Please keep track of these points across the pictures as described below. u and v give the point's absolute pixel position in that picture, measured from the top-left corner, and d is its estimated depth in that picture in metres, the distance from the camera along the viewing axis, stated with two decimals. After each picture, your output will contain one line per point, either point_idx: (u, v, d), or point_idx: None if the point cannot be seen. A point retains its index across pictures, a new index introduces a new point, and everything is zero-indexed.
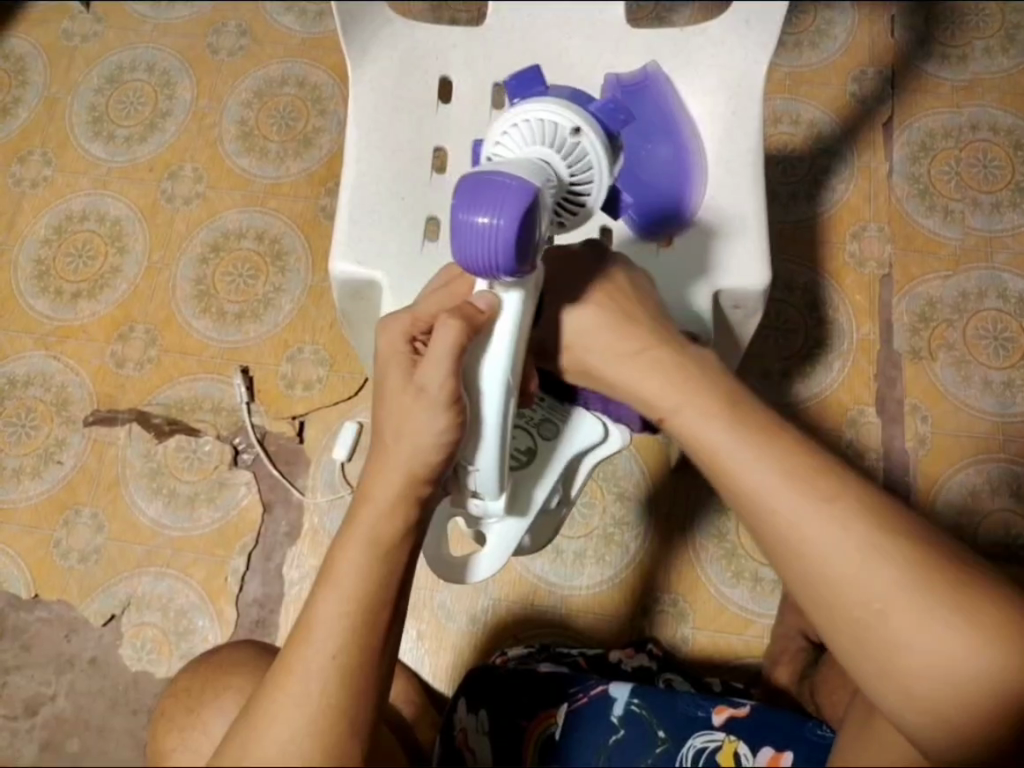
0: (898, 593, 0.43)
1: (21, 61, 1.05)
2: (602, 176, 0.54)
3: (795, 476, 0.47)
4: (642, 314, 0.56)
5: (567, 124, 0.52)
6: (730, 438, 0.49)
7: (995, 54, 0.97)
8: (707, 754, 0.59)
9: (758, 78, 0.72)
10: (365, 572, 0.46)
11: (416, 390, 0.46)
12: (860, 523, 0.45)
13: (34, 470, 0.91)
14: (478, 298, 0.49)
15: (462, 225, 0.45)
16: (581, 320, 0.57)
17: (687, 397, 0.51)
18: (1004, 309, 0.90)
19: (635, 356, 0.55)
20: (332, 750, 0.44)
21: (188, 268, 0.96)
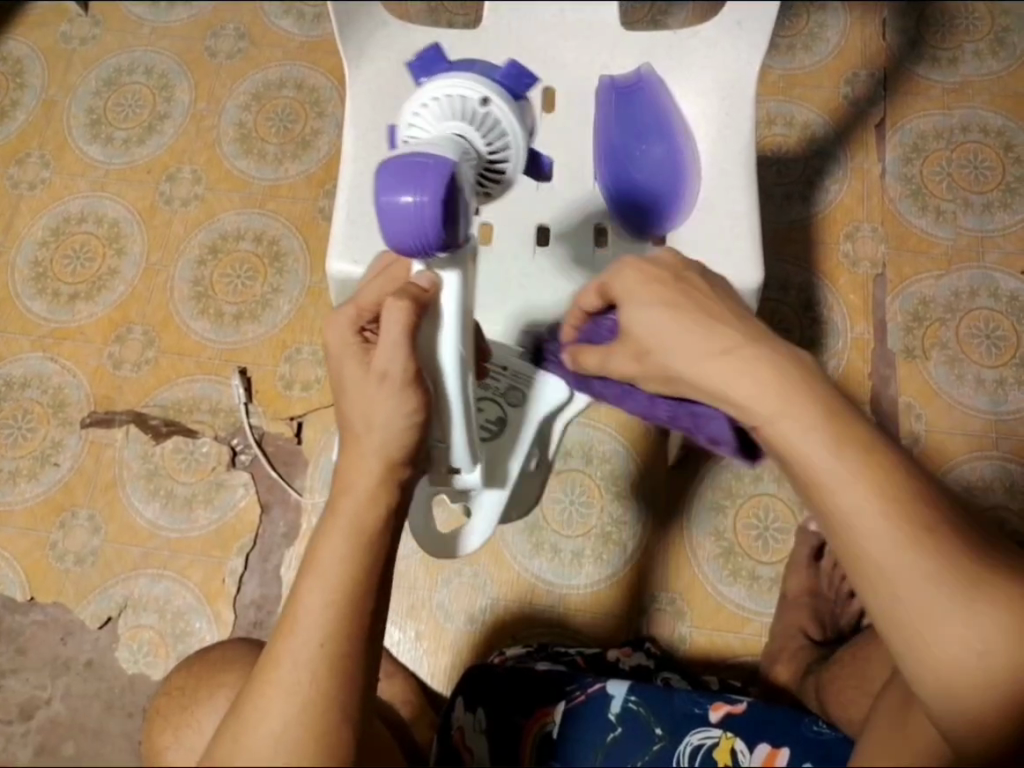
0: (976, 608, 0.41)
1: (20, 64, 1.05)
2: (519, 147, 0.57)
3: (899, 504, 0.41)
4: (722, 312, 0.47)
5: (475, 95, 0.55)
6: (828, 454, 0.42)
7: (985, 57, 0.99)
8: (704, 751, 0.59)
9: (751, 80, 0.74)
10: (350, 557, 0.46)
11: (378, 376, 0.46)
12: (954, 562, 0.41)
13: (31, 471, 0.90)
14: (419, 278, 0.48)
15: (387, 207, 0.45)
16: (655, 323, 0.48)
17: (781, 406, 0.43)
18: (996, 308, 0.91)
19: (720, 356, 0.45)
20: (326, 738, 0.43)
21: (186, 269, 0.97)
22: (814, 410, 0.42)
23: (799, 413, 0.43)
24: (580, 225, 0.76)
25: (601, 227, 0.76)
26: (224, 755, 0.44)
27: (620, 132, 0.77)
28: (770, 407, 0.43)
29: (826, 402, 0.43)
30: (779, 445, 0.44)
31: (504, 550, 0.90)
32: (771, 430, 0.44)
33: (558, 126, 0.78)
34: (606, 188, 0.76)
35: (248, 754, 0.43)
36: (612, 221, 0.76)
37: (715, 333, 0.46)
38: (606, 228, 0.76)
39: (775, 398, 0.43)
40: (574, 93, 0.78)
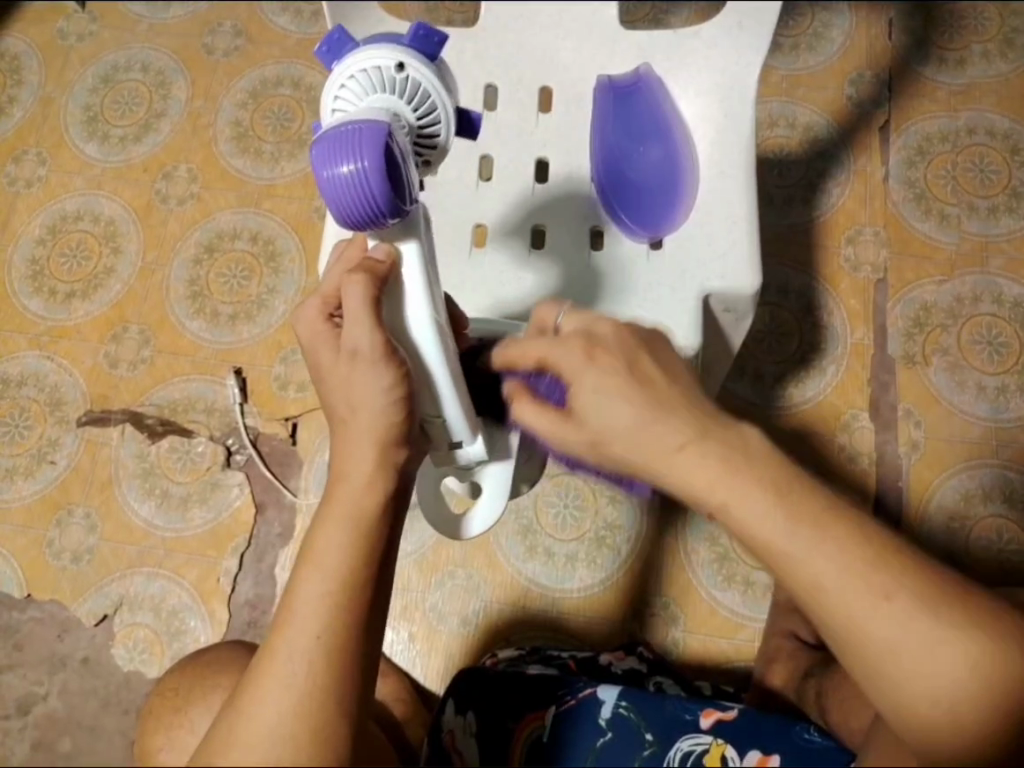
0: (935, 634, 0.40)
1: (16, 61, 1.05)
2: (446, 109, 0.52)
3: (853, 566, 0.40)
4: (675, 397, 0.43)
5: (388, 63, 0.50)
6: (786, 534, 0.40)
7: (993, 58, 0.97)
8: (694, 757, 0.58)
9: (751, 82, 0.73)
10: (346, 548, 0.45)
11: (349, 356, 0.47)
12: (907, 608, 0.40)
13: (28, 469, 0.91)
14: (375, 250, 0.50)
15: (329, 181, 0.46)
16: (614, 415, 0.43)
17: (739, 491, 0.41)
18: (999, 314, 0.89)
19: (675, 452, 0.42)
20: (321, 732, 0.42)
21: (182, 269, 0.96)
22: (766, 490, 0.41)
23: (756, 493, 0.41)
24: (574, 228, 0.74)
25: (595, 228, 0.74)
26: (220, 744, 0.43)
27: (618, 133, 0.76)
28: (728, 494, 0.41)
29: (777, 480, 0.41)
30: (743, 533, 0.41)
31: (498, 551, 0.90)
32: (725, 515, 0.42)
33: (555, 129, 0.77)
34: (601, 187, 0.75)
35: (244, 745, 0.42)
36: (607, 221, 0.74)
37: (667, 425, 0.42)
38: (602, 229, 0.74)
39: (729, 484, 0.41)
40: (570, 93, 0.77)
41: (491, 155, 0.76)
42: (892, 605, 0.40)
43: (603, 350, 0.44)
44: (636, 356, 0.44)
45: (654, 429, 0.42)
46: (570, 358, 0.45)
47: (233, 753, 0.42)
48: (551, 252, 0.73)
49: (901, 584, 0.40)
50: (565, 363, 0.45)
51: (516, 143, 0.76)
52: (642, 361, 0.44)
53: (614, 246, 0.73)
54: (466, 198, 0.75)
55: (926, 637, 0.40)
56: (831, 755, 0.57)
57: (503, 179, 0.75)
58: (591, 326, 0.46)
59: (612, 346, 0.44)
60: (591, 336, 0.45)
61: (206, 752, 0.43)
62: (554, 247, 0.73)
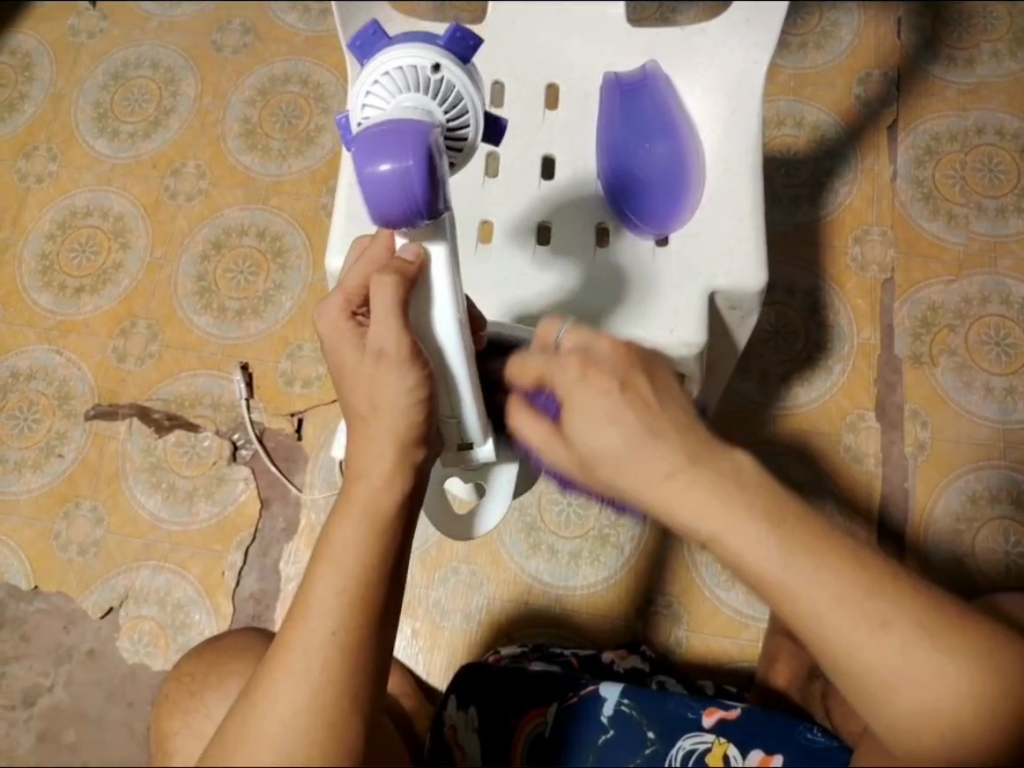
0: (930, 660, 0.40)
1: (27, 58, 1.06)
2: (478, 111, 0.52)
3: (848, 596, 0.39)
4: (666, 423, 0.41)
5: (424, 62, 0.50)
6: (780, 567, 0.39)
7: (1003, 57, 0.96)
8: (696, 755, 0.58)
9: (758, 79, 0.73)
10: (361, 546, 0.45)
11: (374, 355, 0.46)
12: (904, 635, 0.39)
13: (35, 462, 0.92)
14: (404, 250, 0.49)
15: (369, 178, 0.46)
16: (602, 440, 0.42)
17: (732, 521, 0.40)
18: (1007, 315, 0.89)
19: (663, 480, 0.41)
20: (335, 727, 0.43)
21: (191, 264, 0.97)
22: (761, 520, 0.39)
23: (749, 523, 0.39)
24: (580, 226, 0.74)
25: (602, 225, 0.74)
26: (236, 735, 0.43)
27: (625, 130, 0.76)
28: (720, 523, 0.40)
29: (770, 510, 0.40)
30: (737, 564, 0.40)
31: (502, 548, 0.90)
32: (717, 544, 0.41)
33: (562, 126, 0.77)
34: (607, 183, 0.75)
35: (257, 741, 0.42)
36: (614, 217, 0.74)
37: (657, 452, 0.41)
38: (608, 227, 0.74)
39: (721, 514, 0.40)
40: (577, 91, 0.78)
41: (497, 153, 0.76)
42: (888, 635, 0.39)
43: (596, 368, 0.43)
44: (631, 378, 0.42)
45: (646, 456, 0.41)
46: (565, 374, 0.43)
47: (248, 745, 0.42)
48: (557, 249, 0.73)
49: (898, 612, 0.40)
50: (561, 380, 0.44)
51: (523, 141, 0.76)
52: (637, 384, 0.42)
53: (620, 244, 0.73)
54: (471, 195, 0.75)
55: (921, 664, 0.39)
56: (832, 754, 0.57)
57: (510, 176, 0.75)
58: (591, 342, 0.44)
59: (608, 363, 0.43)
60: (588, 352, 0.43)
61: (218, 745, 0.44)
62: (559, 245, 0.73)
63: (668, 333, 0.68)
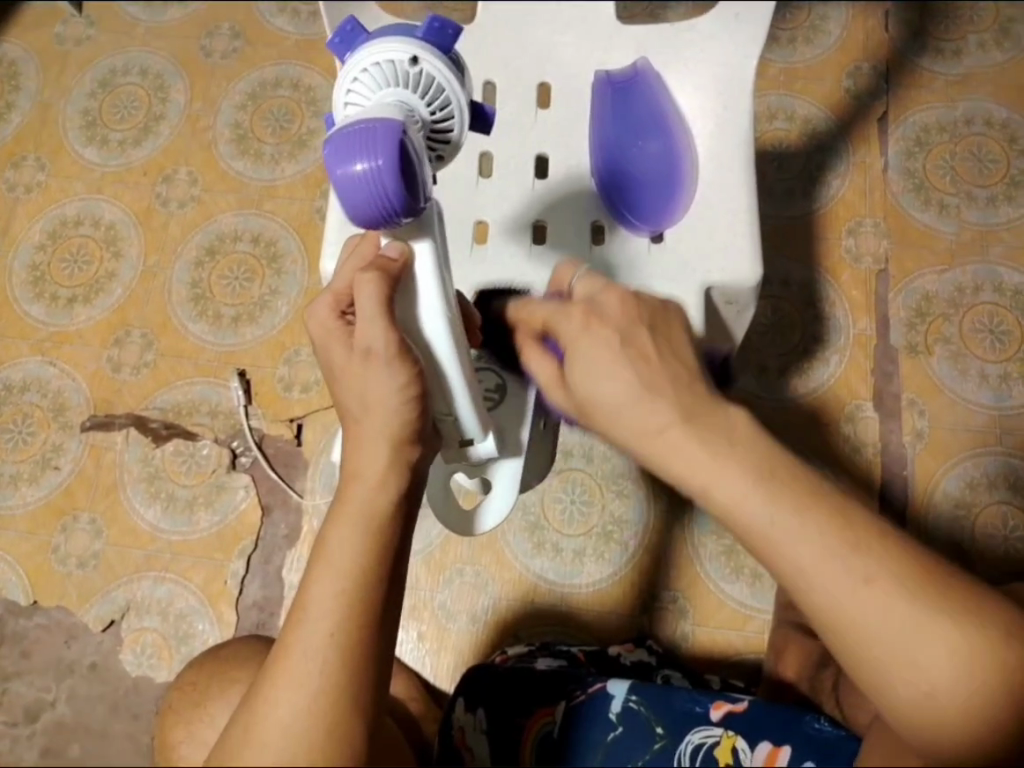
0: (921, 621, 0.38)
1: (13, 66, 1.04)
2: (460, 103, 0.51)
3: (836, 547, 0.39)
4: (661, 376, 0.43)
5: (402, 56, 0.49)
6: (766, 516, 0.40)
7: (989, 48, 0.98)
8: (705, 750, 0.57)
9: (749, 74, 0.73)
10: (356, 547, 0.44)
11: (363, 354, 0.46)
12: (893, 591, 0.39)
13: (32, 475, 0.90)
14: (388, 249, 0.49)
15: (342, 179, 0.45)
16: (600, 390, 0.43)
17: (722, 473, 0.41)
18: (1000, 303, 0.90)
19: (655, 434, 0.42)
20: (337, 730, 0.41)
21: (184, 272, 0.96)
22: (747, 470, 0.40)
23: (737, 475, 0.40)
24: (575, 223, 0.74)
25: (597, 223, 0.74)
26: (236, 743, 0.41)
27: (617, 128, 0.76)
28: (708, 476, 0.41)
29: (756, 461, 0.41)
30: (725, 517, 0.41)
31: (505, 547, 0.90)
32: (708, 498, 0.41)
33: (555, 124, 0.77)
34: (600, 182, 0.75)
35: (259, 746, 0.41)
36: (608, 217, 0.74)
37: (651, 405, 0.42)
38: (603, 224, 0.74)
39: (709, 466, 0.41)
40: (570, 89, 0.78)
41: (491, 152, 0.76)
42: (876, 592, 0.39)
43: (600, 320, 0.44)
44: (631, 331, 0.44)
45: (644, 399, 0.42)
46: (569, 327, 0.45)
47: (250, 751, 0.41)
48: (553, 246, 0.73)
49: (887, 570, 0.39)
50: (566, 332, 0.46)
51: (517, 139, 0.76)
52: (636, 335, 0.44)
53: (617, 242, 0.73)
54: (467, 195, 0.75)
55: (907, 622, 0.38)
56: (840, 745, 0.56)
57: (505, 175, 0.75)
58: (597, 295, 0.46)
59: (610, 316, 0.44)
60: (593, 306, 0.45)
61: (219, 753, 0.42)
62: (556, 242, 0.73)
63: None
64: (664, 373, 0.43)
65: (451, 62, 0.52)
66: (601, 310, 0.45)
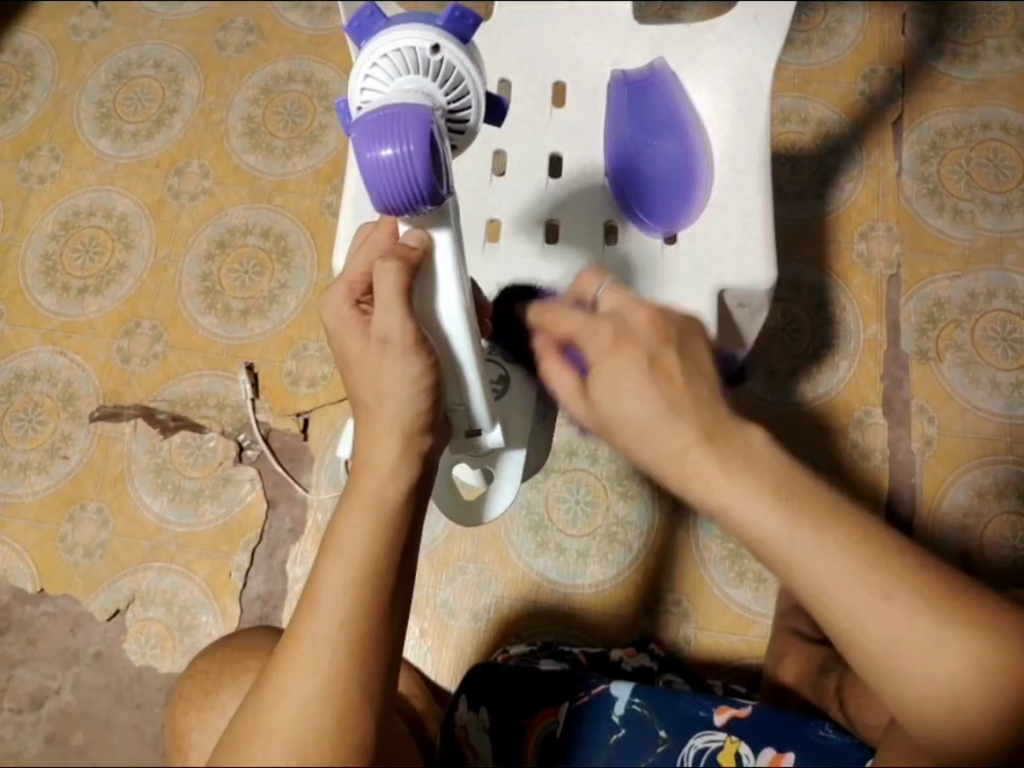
0: (941, 635, 0.38)
1: (29, 58, 1.05)
2: (478, 94, 0.51)
3: (857, 561, 0.39)
4: (686, 395, 0.42)
5: (423, 44, 0.49)
6: (787, 536, 0.39)
7: (1007, 53, 0.97)
8: (708, 755, 0.57)
9: (766, 76, 0.72)
10: (369, 537, 0.43)
11: (379, 344, 0.46)
12: (912, 605, 0.39)
13: (40, 465, 0.91)
14: (407, 237, 0.49)
15: (371, 163, 0.46)
16: (628, 407, 0.43)
17: (741, 491, 0.40)
18: (1013, 310, 0.89)
19: (677, 452, 0.42)
20: (348, 718, 0.41)
21: (195, 264, 0.97)
22: (767, 490, 0.40)
23: (755, 495, 0.40)
24: (587, 222, 0.74)
25: (610, 223, 0.74)
26: (245, 731, 0.41)
27: (632, 128, 0.76)
28: (726, 496, 0.40)
29: (775, 481, 0.40)
30: (744, 535, 0.40)
31: (508, 546, 0.90)
32: (727, 517, 0.41)
33: (570, 124, 0.77)
34: (613, 182, 0.75)
35: (267, 733, 0.40)
36: (621, 216, 0.74)
37: (675, 427, 0.42)
38: (616, 224, 0.74)
39: (730, 487, 0.40)
40: (586, 87, 0.77)
41: (504, 151, 0.76)
42: (896, 606, 0.38)
43: (629, 339, 0.44)
44: (659, 351, 0.44)
45: (664, 412, 0.42)
46: (597, 340, 0.45)
47: (257, 740, 0.40)
48: (564, 245, 0.73)
49: (906, 584, 0.39)
50: (592, 346, 0.46)
51: (531, 138, 0.76)
52: (665, 357, 0.44)
53: (630, 241, 0.73)
54: (478, 192, 0.75)
55: (927, 634, 0.38)
56: (846, 752, 0.55)
57: (517, 173, 0.75)
58: (625, 312, 0.45)
59: (639, 336, 0.44)
60: (621, 323, 0.45)
61: (226, 743, 0.42)
62: (567, 241, 0.73)
63: None
64: (689, 396, 0.42)
65: (471, 52, 0.52)
66: (631, 327, 0.45)
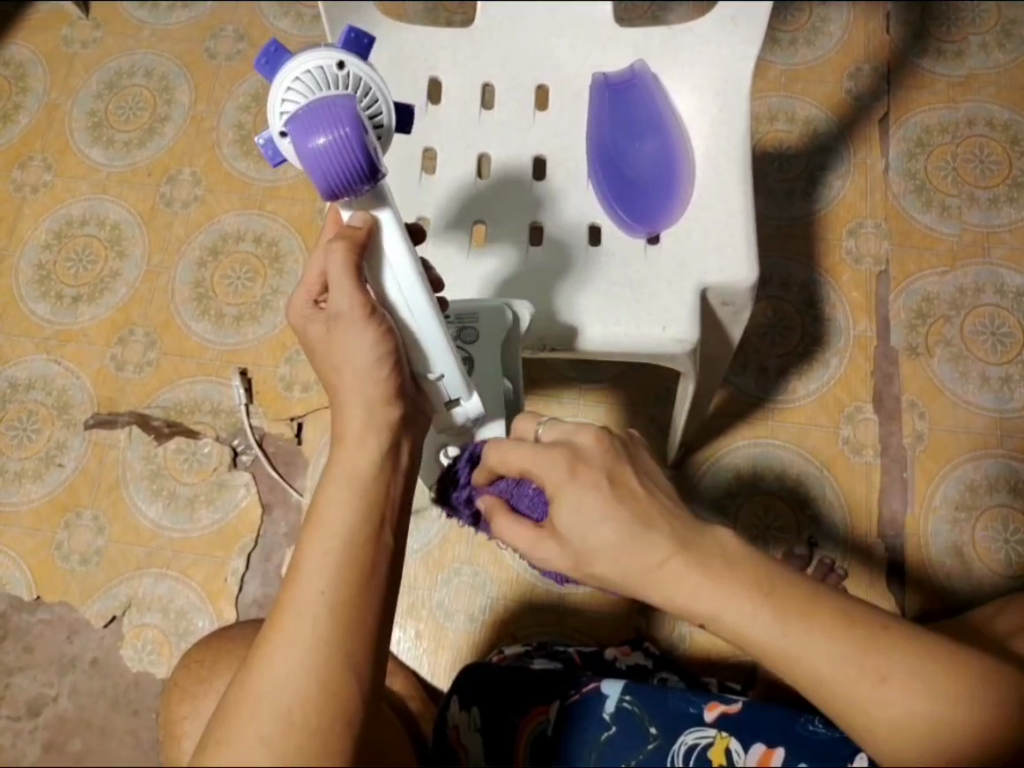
0: (939, 712, 0.39)
1: (21, 69, 1.06)
2: (389, 100, 0.52)
3: (847, 648, 0.39)
4: (654, 511, 0.42)
5: (329, 62, 0.49)
6: (778, 638, 0.39)
7: (992, 49, 0.97)
8: (698, 751, 0.56)
9: (746, 75, 0.73)
10: (344, 507, 0.44)
11: (335, 320, 0.47)
12: (909, 681, 0.39)
13: (36, 472, 0.91)
14: (352, 218, 0.49)
15: (311, 154, 0.46)
16: (596, 533, 0.42)
17: (727, 595, 0.40)
18: (1001, 305, 0.89)
19: (657, 569, 0.41)
20: (331, 686, 0.40)
21: (188, 271, 0.97)
22: (754, 596, 0.40)
23: (740, 598, 0.40)
24: (571, 221, 0.74)
25: (594, 224, 0.74)
26: (233, 702, 0.41)
27: (613, 129, 0.76)
28: (714, 604, 0.40)
29: (758, 580, 0.40)
30: (734, 639, 0.41)
31: (503, 548, 0.90)
32: (719, 623, 0.41)
33: (552, 125, 0.77)
34: (599, 183, 0.74)
35: (255, 701, 0.40)
36: (605, 218, 0.74)
37: (648, 544, 0.41)
38: (600, 225, 0.74)
39: (714, 595, 0.40)
40: (568, 91, 0.77)
41: (489, 154, 0.76)
42: (891, 688, 0.38)
43: (585, 464, 0.43)
44: (618, 470, 0.43)
45: (625, 529, 0.41)
46: (552, 472, 0.43)
47: (246, 707, 0.40)
48: (551, 245, 0.73)
49: (899, 664, 0.39)
50: (547, 476, 0.43)
51: (515, 140, 0.76)
52: (625, 478, 0.43)
53: (611, 240, 0.73)
54: (465, 195, 0.74)
55: (923, 710, 0.39)
56: (833, 748, 0.55)
57: (500, 174, 0.75)
58: (574, 437, 0.44)
59: (595, 459, 0.43)
60: (574, 450, 0.43)
61: (214, 720, 0.41)
62: (556, 239, 0.73)
63: (660, 329, 0.68)
64: (665, 535, 0.41)
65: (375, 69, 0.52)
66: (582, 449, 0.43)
